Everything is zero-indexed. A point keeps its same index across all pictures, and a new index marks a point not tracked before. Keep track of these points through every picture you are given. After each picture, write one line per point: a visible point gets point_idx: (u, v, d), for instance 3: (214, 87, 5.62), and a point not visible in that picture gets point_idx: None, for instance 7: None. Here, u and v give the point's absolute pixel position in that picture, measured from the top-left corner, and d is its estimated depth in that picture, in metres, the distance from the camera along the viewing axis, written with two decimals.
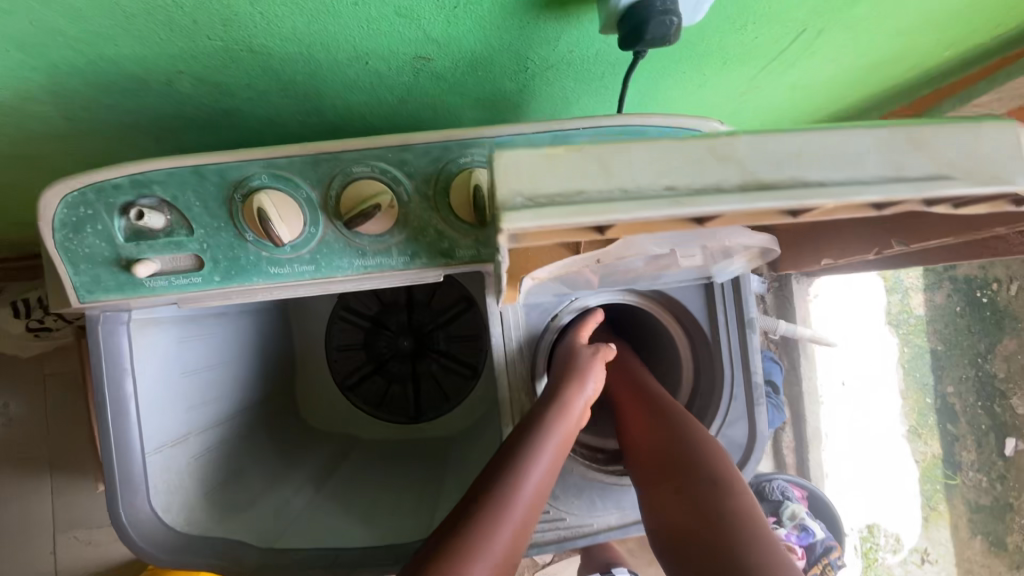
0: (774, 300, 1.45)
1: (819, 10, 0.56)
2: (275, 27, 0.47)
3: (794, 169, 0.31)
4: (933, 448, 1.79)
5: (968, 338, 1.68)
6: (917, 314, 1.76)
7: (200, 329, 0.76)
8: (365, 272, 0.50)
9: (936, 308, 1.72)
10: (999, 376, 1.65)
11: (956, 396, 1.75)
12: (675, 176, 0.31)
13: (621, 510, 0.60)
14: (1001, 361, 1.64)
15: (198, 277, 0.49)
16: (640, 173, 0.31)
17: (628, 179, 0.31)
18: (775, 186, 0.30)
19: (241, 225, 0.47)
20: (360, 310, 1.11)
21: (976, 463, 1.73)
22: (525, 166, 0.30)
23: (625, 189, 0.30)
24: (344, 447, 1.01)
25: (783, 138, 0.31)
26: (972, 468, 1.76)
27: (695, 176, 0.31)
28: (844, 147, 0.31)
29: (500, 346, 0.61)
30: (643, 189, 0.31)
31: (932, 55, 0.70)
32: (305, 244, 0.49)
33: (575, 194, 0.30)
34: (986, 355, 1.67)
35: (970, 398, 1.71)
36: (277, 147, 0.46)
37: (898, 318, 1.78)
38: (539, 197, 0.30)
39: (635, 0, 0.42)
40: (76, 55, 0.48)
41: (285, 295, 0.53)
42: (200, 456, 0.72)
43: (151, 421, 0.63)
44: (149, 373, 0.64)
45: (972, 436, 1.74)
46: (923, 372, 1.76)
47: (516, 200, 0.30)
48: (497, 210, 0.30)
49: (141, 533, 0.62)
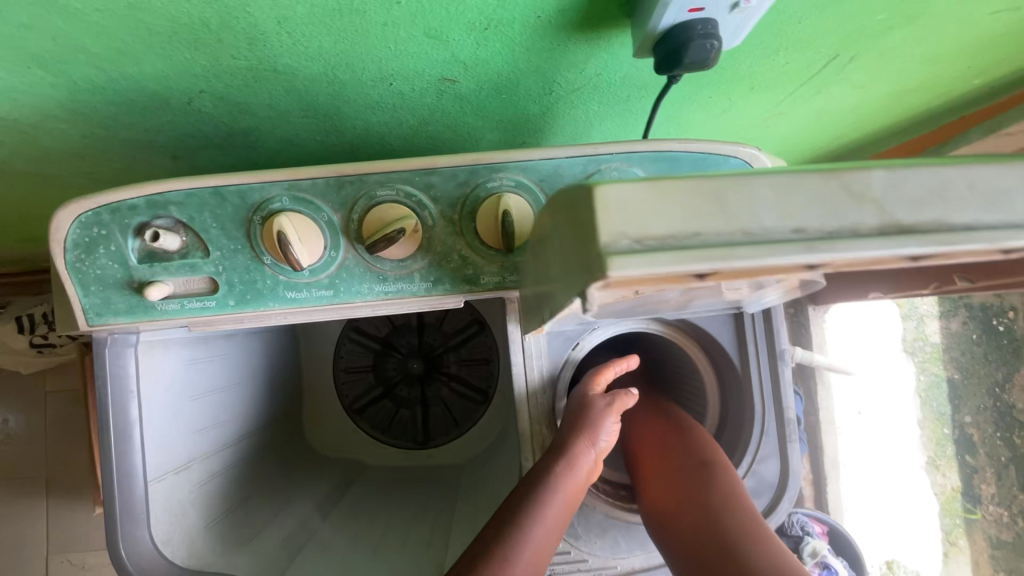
0: (789, 326, 1.42)
1: (852, 37, 0.55)
2: (301, 46, 0.46)
3: (937, 209, 0.27)
4: (953, 481, 1.67)
5: (984, 367, 1.57)
6: (933, 341, 1.67)
7: (207, 350, 0.74)
8: (385, 298, 0.48)
9: (952, 335, 1.62)
10: (1019, 407, 1.52)
11: (975, 427, 1.63)
12: (808, 217, 0.27)
13: (646, 552, 0.57)
14: (1019, 391, 1.52)
15: (212, 301, 0.47)
16: (765, 213, 0.27)
17: (751, 220, 0.27)
18: (913, 227, 0.27)
19: (260, 249, 0.45)
20: (370, 332, 1.09)
21: (997, 498, 1.61)
22: (632, 204, 0.27)
23: (749, 231, 0.27)
24: (351, 474, 0.97)
25: (922, 175, 0.27)
26: (993, 502, 1.63)
27: (826, 218, 0.27)
28: (989, 185, 0.27)
29: (521, 376, 0.59)
30: (769, 232, 0.27)
31: (963, 82, 0.68)
32: (324, 268, 0.47)
33: (689, 236, 0.27)
34: (1003, 385, 1.55)
35: (989, 429, 1.59)
36: (301, 169, 0.44)
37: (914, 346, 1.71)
38: (649, 239, 0.27)
39: (674, 24, 0.40)
40: (98, 73, 0.47)
41: (300, 320, 0.51)
42: (200, 484, 0.69)
43: (154, 449, 0.61)
44: (155, 398, 0.61)
45: (992, 468, 1.61)
46: (941, 402, 1.67)
47: (622, 241, 0.27)
48: (597, 252, 0.27)
49: (140, 567, 0.58)
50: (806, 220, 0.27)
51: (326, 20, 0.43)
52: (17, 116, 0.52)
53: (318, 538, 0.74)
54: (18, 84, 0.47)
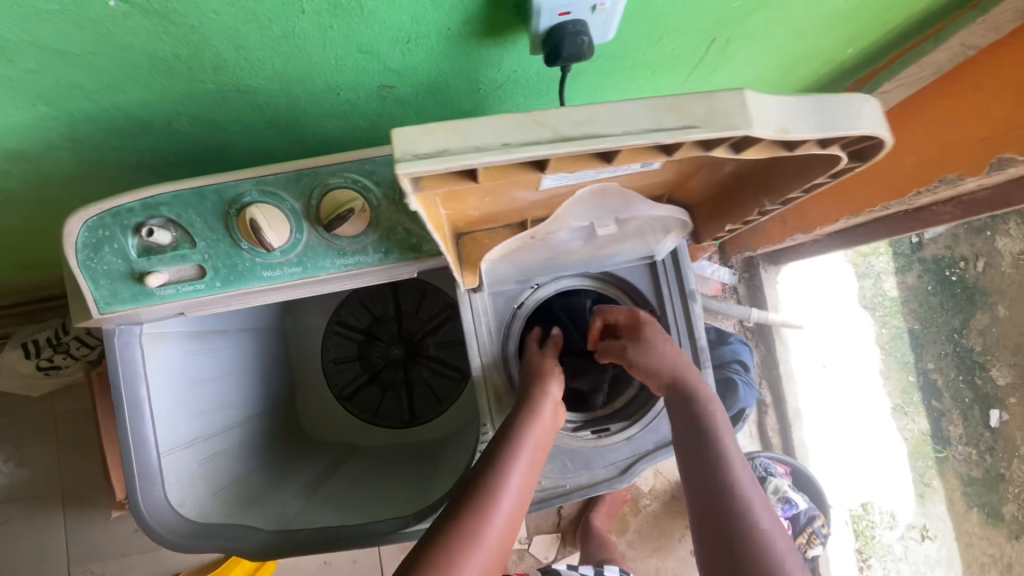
0: (746, 290, 1.54)
1: (722, 22, 0.65)
2: (259, 69, 0.56)
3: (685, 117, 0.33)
4: (921, 426, 1.77)
5: (942, 314, 1.59)
6: (892, 295, 1.77)
7: (202, 343, 0.83)
8: (345, 270, 0.59)
9: (909, 288, 1.67)
10: (976, 349, 1.52)
11: (938, 371, 1.70)
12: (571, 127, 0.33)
13: (590, 469, 0.70)
14: (975, 335, 1.51)
15: (202, 284, 0.57)
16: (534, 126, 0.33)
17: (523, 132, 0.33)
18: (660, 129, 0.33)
19: (237, 236, 0.55)
20: (352, 323, 1.19)
21: (963, 437, 1.64)
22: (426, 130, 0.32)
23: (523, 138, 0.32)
24: (344, 453, 1.07)
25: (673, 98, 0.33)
26: (960, 442, 1.68)
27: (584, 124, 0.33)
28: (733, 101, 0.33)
29: (472, 331, 0.68)
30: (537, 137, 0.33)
31: (840, 54, 0.79)
32: (292, 248, 0.57)
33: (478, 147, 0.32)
34: (961, 330, 1.55)
35: (951, 372, 1.62)
36: (264, 167, 0.54)
37: (875, 301, 1.81)
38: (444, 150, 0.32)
39: (553, 25, 0.51)
40: (92, 105, 0.57)
41: (278, 296, 0.61)
42: (204, 461, 0.78)
43: (162, 426, 0.70)
44: (160, 383, 0.71)
45: (958, 410, 1.65)
46: (904, 351, 1.77)
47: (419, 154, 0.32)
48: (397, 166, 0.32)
49: (160, 521, 0.68)
50: (545, 123, 0.33)
51: (275, 46, 0.53)
52: (24, 148, 0.61)
53: (316, 496, 0.84)
54: (26, 120, 0.57)
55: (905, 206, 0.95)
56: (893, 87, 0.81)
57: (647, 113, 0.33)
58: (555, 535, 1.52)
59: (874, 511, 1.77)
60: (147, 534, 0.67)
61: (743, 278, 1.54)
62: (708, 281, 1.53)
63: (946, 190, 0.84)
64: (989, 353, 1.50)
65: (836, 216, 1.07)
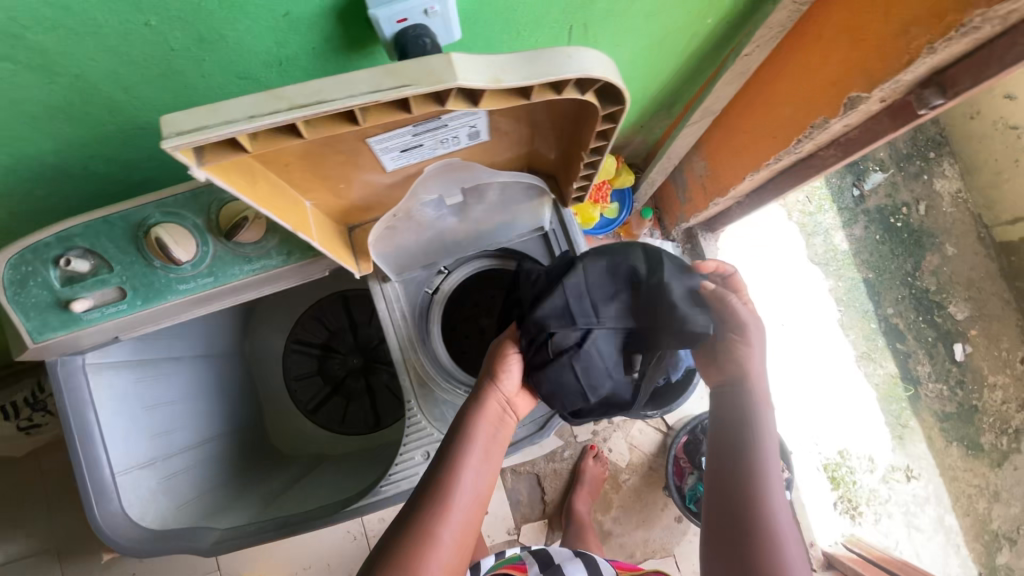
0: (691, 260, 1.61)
1: (572, 12, 0.72)
2: (152, 106, 0.62)
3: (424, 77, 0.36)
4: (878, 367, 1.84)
5: None
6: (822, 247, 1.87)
7: (154, 370, 0.88)
8: (255, 274, 0.65)
9: None
10: None
11: None
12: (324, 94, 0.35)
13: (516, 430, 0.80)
14: None
15: (125, 303, 0.63)
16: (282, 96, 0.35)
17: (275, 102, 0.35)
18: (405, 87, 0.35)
19: (149, 255, 0.61)
20: (309, 340, 1.25)
21: None
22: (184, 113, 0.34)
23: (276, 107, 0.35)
24: (312, 463, 1.11)
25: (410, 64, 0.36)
26: None
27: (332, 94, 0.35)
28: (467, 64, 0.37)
29: (387, 317, 0.74)
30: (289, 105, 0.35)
31: (700, 26, 0.86)
32: (202, 260, 0.63)
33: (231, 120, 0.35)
34: None
35: None
36: (163, 190, 0.60)
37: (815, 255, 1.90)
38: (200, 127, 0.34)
39: (397, 32, 0.57)
40: (7, 158, 0.63)
41: (199, 307, 0.67)
42: (165, 479, 0.83)
43: (115, 448, 0.75)
44: (109, 408, 0.76)
45: None
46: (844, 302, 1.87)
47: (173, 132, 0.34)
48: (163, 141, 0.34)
49: (115, 531, 0.72)
50: (283, 97, 0.35)
51: (160, 84, 0.60)
52: None
53: (280, 498, 0.88)
54: None
55: (795, 156, 1.02)
56: (754, 48, 0.88)
57: (367, 78, 0.35)
58: (543, 522, 1.56)
59: (851, 456, 1.83)
60: (107, 545, 0.72)
61: (686, 249, 1.61)
62: None
63: (821, 135, 0.91)
64: None
65: (743, 174, 1.14)
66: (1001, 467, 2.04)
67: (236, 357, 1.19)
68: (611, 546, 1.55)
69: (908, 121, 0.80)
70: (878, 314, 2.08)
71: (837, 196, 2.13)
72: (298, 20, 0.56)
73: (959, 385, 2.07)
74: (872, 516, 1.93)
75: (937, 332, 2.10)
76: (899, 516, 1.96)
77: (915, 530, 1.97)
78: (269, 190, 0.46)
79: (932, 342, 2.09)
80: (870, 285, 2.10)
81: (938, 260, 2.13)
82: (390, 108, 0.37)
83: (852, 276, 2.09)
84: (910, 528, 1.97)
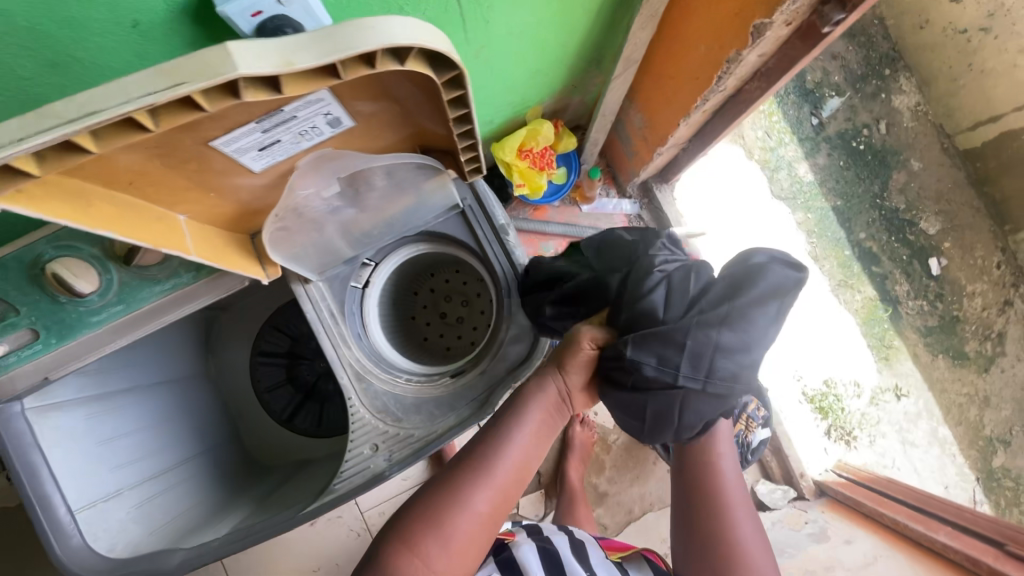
0: (650, 214, 1.60)
1: None
2: None
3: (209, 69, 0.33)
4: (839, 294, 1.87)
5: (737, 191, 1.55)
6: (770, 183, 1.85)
7: (108, 405, 0.88)
8: (167, 295, 0.65)
9: None
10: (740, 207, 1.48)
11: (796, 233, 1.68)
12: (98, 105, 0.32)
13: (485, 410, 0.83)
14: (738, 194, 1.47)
15: (39, 343, 0.62)
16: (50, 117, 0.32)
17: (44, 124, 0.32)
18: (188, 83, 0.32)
19: (53, 292, 0.60)
20: (274, 349, 1.25)
21: None
22: None
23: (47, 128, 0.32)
24: (292, 471, 1.12)
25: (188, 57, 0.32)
26: None
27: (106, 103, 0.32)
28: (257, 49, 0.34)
29: (315, 317, 0.73)
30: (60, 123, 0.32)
31: None
32: (108, 289, 0.62)
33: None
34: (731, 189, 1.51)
35: None
36: (52, 224, 0.59)
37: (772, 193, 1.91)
38: None
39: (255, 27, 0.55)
40: None
41: (119, 335, 0.66)
42: (135, 508, 0.84)
43: (72, 487, 0.76)
44: (61, 450, 0.76)
45: None
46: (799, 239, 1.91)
47: None
48: None
49: (77, 564, 0.73)
50: (52, 114, 0.32)
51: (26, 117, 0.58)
52: None
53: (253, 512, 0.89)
54: None
55: (722, 94, 1.00)
56: None
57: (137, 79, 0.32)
58: (540, 493, 1.59)
59: (837, 384, 1.85)
60: None
61: (644, 204, 1.60)
62: (612, 216, 1.60)
63: (739, 70, 0.90)
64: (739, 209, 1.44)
65: (677, 121, 1.13)
66: (988, 372, 2.06)
67: (202, 377, 1.18)
68: (609, 506, 1.58)
69: (817, 41, 0.79)
70: (851, 240, 2.07)
71: (796, 128, 2.10)
72: (151, 29, 0.54)
73: (938, 299, 2.08)
74: (865, 439, 1.96)
75: (912, 250, 2.09)
76: (892, 435, 2.00)
77: (910, 447, 2.00)
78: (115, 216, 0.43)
79: (907, 260, 2.09)
80: (839, 212, 2.08)
81: (905, 178, 2.11)
82: (185, 107, 0.34)
83: (820, 207, 2.07)
84: (904, 446, 2.00)
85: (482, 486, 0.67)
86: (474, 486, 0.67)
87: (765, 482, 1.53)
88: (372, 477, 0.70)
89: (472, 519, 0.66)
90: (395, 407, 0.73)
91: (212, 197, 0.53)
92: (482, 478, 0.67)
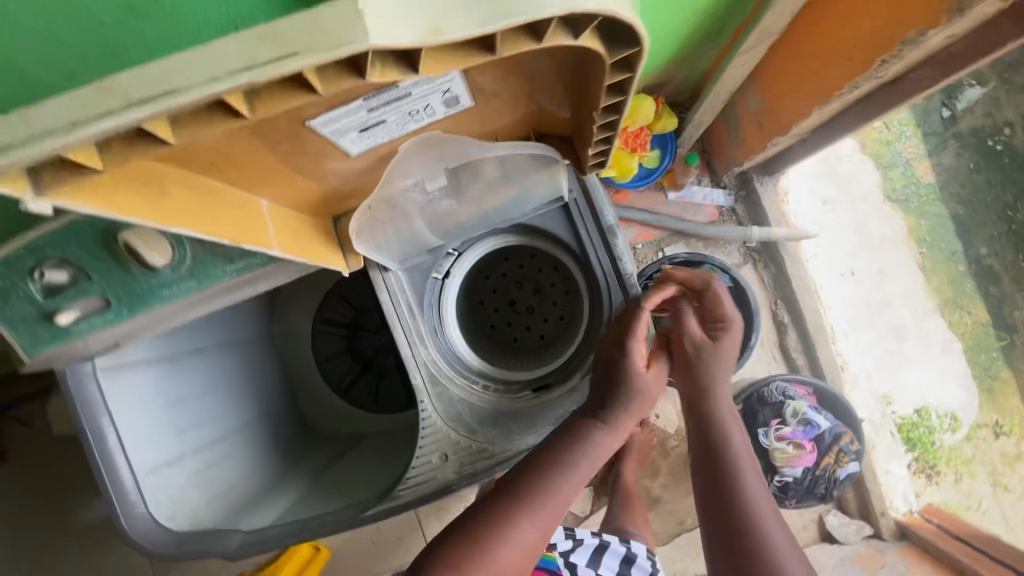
0: (745, 208, 1.44)
1: None
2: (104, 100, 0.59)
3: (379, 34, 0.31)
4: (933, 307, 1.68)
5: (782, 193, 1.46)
6: (858, 191, 1.71)
7: (177, 364, 0.83)
8: (237, 278, 0.62)
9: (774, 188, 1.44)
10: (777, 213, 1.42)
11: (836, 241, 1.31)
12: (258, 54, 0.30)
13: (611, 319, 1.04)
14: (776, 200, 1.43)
15: (110, 313, 0.59)
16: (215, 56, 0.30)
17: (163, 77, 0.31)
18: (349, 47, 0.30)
19: (125, 259, 0.56)
20: (336, 318, 1.21)
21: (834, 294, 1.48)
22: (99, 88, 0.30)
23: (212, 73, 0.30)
24: (346, 446, 1.09)
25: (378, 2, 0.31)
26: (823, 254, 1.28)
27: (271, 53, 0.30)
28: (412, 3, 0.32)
29: (390, 306, 0.77)
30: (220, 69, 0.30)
31: None
32: (180, 263, 0.59)
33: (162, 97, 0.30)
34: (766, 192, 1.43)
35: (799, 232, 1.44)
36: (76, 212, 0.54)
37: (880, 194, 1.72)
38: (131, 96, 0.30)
39: None
40: None
41: (177, 320, 0.63)
42: (201, 472, 0.79)
43: (142, 450, 0.69)
44: (129, 408, 0.69)
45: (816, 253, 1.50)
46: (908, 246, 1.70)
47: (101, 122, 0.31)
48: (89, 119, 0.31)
49: (141, 535, 0.67)
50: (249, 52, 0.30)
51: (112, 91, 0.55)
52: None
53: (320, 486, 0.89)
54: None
55: (876, 82, 0.86)
56: None
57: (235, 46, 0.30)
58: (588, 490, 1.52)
59: (932, 415, 1.66)
60: (132, 547, 0.67)
61: (739, 196, 1.44)
62: (702, 208, 1.45)
63: (914, 53, 0.76)
64: (769, 211, 1.42)
65: (809, 110, 0.98)
66: None
67: (258, 309, 1.13)
68: (660, 514, 1.51)
69: None
70: (968, 255, 1.83)
71: (921, 122, 1.84)
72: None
73: None
74: (950, 473, 1.76)
75: None
76: (983, 475, 1.79)
77: (1003, 491, 1.79)
78: (150, 204, 0.42)
79: None
80: (959, 222, 1.83)
81: None
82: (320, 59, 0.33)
83: (937, 213, 1.83)
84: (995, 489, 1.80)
85: (536, 517, 0.64)
86: (526, 518, 0.63)
87: (838, 514, 1.38)
88: (439, 488, 0.72)
89: (534, 537, 0.63)
90: (469, 416, 0.76)
91: (329, 168, 0.56)
92: (542, 506, 0.64)
